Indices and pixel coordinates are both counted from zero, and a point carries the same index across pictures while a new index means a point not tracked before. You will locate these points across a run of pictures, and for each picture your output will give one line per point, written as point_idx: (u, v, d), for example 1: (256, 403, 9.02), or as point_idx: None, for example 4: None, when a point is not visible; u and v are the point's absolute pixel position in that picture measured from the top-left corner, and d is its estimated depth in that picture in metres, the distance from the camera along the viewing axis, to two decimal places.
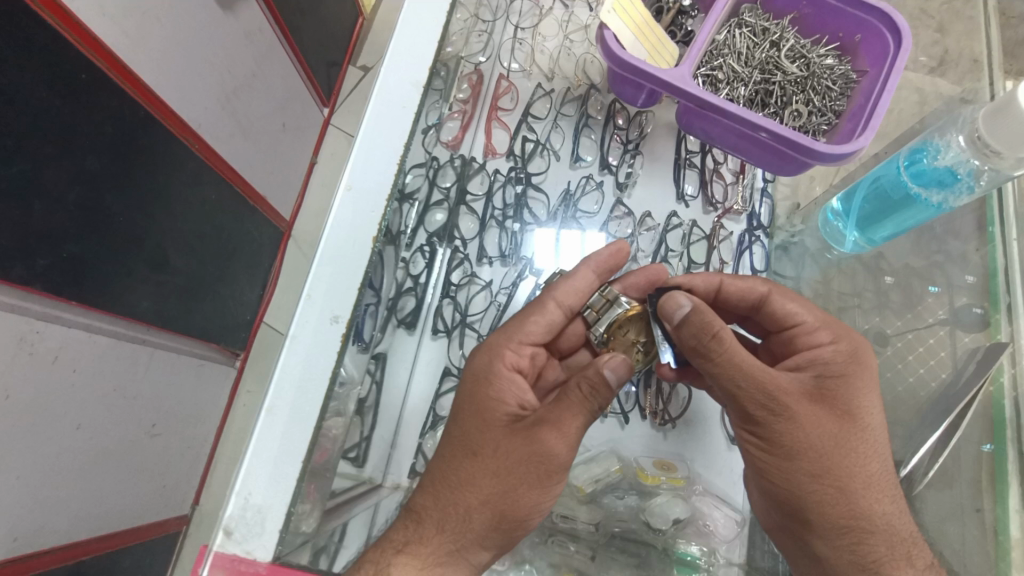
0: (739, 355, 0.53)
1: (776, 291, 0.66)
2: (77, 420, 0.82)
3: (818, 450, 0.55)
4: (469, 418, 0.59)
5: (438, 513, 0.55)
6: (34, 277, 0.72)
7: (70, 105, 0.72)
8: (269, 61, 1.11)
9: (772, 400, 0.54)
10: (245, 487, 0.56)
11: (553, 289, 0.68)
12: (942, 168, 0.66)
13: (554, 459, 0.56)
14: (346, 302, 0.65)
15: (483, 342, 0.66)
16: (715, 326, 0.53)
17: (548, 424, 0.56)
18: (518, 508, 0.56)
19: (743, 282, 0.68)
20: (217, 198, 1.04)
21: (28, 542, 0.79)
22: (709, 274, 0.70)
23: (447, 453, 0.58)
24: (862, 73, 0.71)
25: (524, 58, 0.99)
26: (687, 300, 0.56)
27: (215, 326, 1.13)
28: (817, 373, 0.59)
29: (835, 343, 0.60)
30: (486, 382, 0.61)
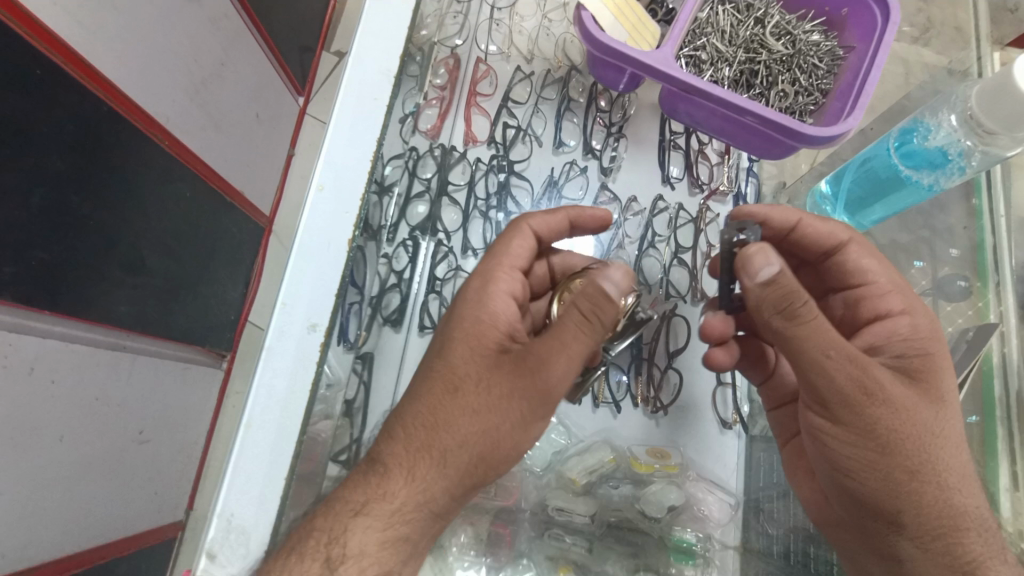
0: (830, 325, 0.51)
1: (858, 239, 0.68)
2: (59, 431, 0.79)
3: (916, 439, 0.53)
4: (461, 356, 0.55)
5: (405, 453, 0.53)
6: (2, 287, 0.69)
7: (26, 104, 0.68)
8: (238, 50, 1.07)
9: (868, 383, 0.52)
10: (229, 508, 0.59)
11: (529, 217, 0.69)
12: (933, 149, 0.65)
13: (547, 387, 0.53)
14: (324, 309, 0.66)
15: (478, 271, 0.63)
16: (806, 292, 0.50)
17: (540, 367, 0.53)
18: (497, 446, 0.53)
19: (826, 226, 0.69)
20: (192, 195, 1.01)
21: (18, 557, 0.77)
22: (788, 210, 0.71)
23: (427, 390, 0.54)
24: (848, 49, 0.70)
25: (501, 40, 0.96)
26: (777, 258, 0.51)
27: (199, 328, 1.10)
28: (897, 355, 0.59)
29: (912, 319, 0.61)
30: (483, 317, 0.57)
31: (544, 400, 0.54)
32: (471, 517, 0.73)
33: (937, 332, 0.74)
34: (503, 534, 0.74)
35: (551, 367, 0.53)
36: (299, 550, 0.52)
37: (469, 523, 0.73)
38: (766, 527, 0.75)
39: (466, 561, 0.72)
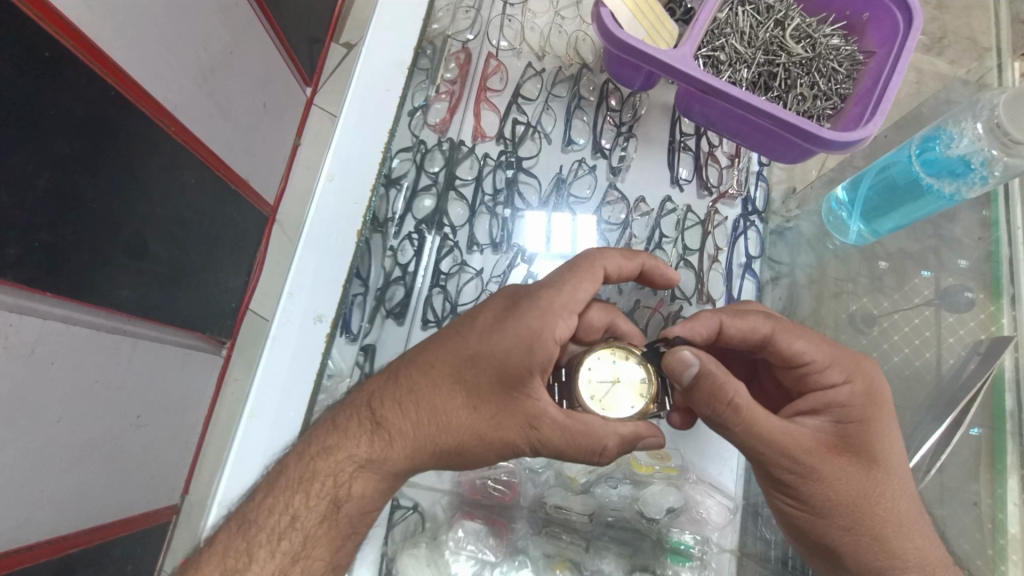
0: (759, 420, 0.50)
1: (781, 329, 0.57)
2: (59, 413, 0.79)
3: (849, 502, 0.51)
4: (490, 372, 0.54)
5: (410, 429, 0.54)
6: (6, 268, 0.69)
7: (35, 84, 0.68)
8: (247, 37, 1.06)
9: (795, 462, 0.51)
10: (227, 490, 0.66)
11: (606, 256, 0.60)
12: (955, 157, 0.65)
13: (509, 364, 0.53)
14: (331, 301, 0.73)
15: (536, 297, 0.55)
16: (728, 393, 0.50)
17: (559, 436, 0.54)
18: (450, 420, 0.54)
19: (745, 321, 0.58)
20: (197, 181, 1.00)
21: (14, 537, 0.77)
22: (707, 315, 0.59)
23: (451, 393, 0.54)
24: (869, 54, 0.69)
25: (513, 35, 0.95)
26: (693, 359, 0.52)
27: (200, 315, 1.10)
28: (835, 418, 0.53)
29: (849, 382, 0.54)
30: (527, 351, 0.53)
31: (507, 383, 0.54)
32: (470, 511, 0.74)
33: (937, 342, 0.75)
34: (500, 529, 0.74)
35: (570, 431, 0.54)
36: (301, 488, 0.52)
37: (467, 518, 0.73)
38: (763, 531, 0.74)
39: (463, 555, 0.72)
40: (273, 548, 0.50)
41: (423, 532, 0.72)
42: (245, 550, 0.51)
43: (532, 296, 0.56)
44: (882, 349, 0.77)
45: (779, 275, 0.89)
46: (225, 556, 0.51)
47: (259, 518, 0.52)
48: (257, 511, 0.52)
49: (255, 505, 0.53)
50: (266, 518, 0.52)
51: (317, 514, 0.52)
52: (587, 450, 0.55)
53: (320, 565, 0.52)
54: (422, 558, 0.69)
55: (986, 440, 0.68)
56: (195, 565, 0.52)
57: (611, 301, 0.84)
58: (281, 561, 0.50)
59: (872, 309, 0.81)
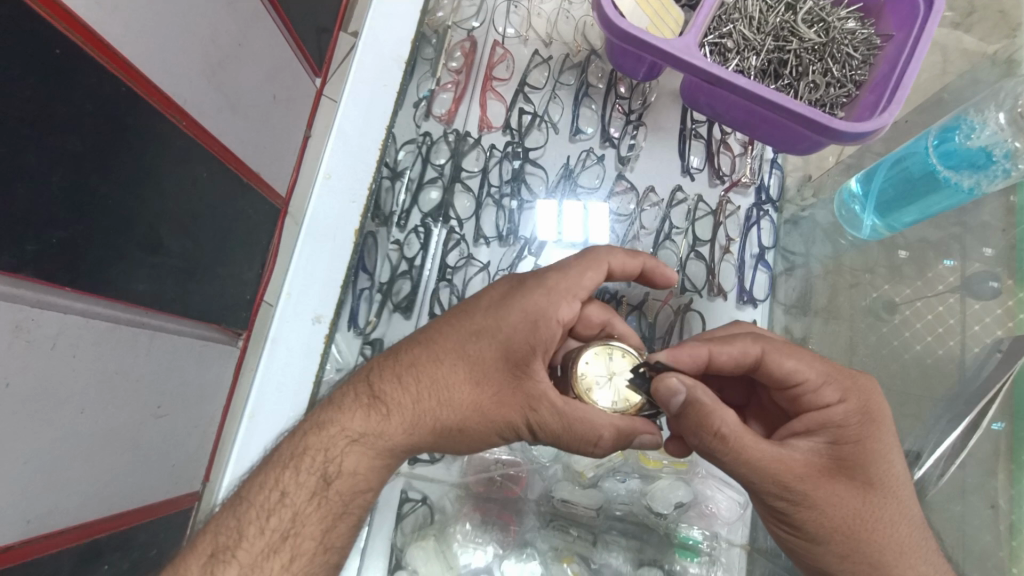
0: (745, 445, 0.50)
1: (771, 350, 0.55)
2: (81, 404, 0.81)
3: (845, 526, 0.49)
4: (494, 347, 0.54)
5: (408, 402, 0.54)
6: (24, 263, 0.70)
7: (46, 82, 0.68)
8: (254, 28, 1.06)
9: (785, 487, 0.50)
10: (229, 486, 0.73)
11: (611, 253, 0.60)
12: (975, 148, 0.62)
13: (512, 342, 0.54)
14: (329, 304, 0.76)
15: (542, 278, 0.57)
16: (714, 423, 0.50)
17: (562, 416, 0.53)
18: (448, 398, 0.53)
19: (733, 347, 0.56)
20: (209, 175, 1.01)
21: (41, 524, 0.79)
22: (694, 345, 0.56)
23: (453, 367, 0.54)
24: (886, 37, 0.66)
25: (519, 22, 0.93)
26: (681, 386, 0.51)
27: (215, 306, 1.11)
28: (829, 439, 0.52)
29: (843, 401, 0.53)
30: (533, 327, 0.54)
31: (507, 361, 0.54)
32: (477, 505, 0.75)
33: (961, 331, 0.71)
34: (507, 524, 0.75)
35: (569, 415, 0.53)
36: (291, 463, 0.52)
37: (474, 512, 0.74)
38: None
39: (472, 546, 0.73)
40: (262, 524, 0.50)
41: (431, 525, 0.73)
42: (236, 527, 0.51)
43: (540, 276, 0.57)
44: (903, 338, 0.75)
45: (793, 266, 0.88)
46: (216, 533, 0.51)
47: (250, 493, 0.52)
48: (249, 487, 0.53)
49: (249, 481, 0.54)
50: (257, 494, 0.52)
51: (307, 491, 0.51)
52: (582, 437, 0.54)
53: (310, 545, 0.50)
54: (430, 552, 0.71)
55: (1006, 435, 0.65)
56: (190, 543, 0.52)
57: (620, 294, 0.83)
58: (270, 538, 0.50)
59: (894, 297, 0.78)
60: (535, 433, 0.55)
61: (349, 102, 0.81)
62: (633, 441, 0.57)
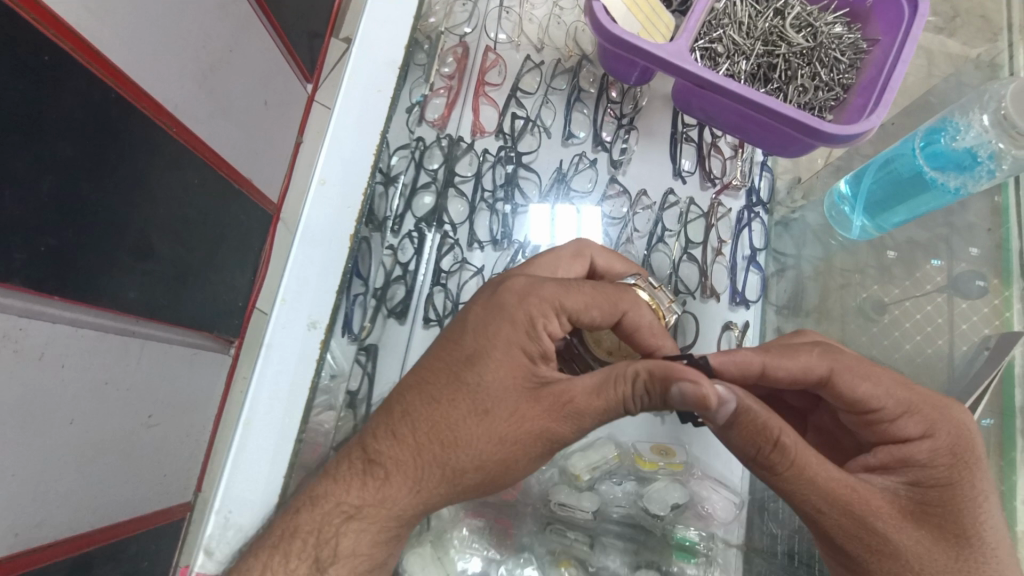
0: (810, 474, 0.48)
1: (841, 367, 0.55)
2: (71, 414, 0.80)
3: None
4: (493, 370, 0.54)
5: (408, 458, 0.54)
6: (13, 272, 0.69)
7: (36, 89, 0.68)
8: (246, 35, 1.06)
9: (869, 530, 0.49)
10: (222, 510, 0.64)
11: (638, 306, 0.59)
12: (961, 150, 0.64)
13: (510, 366, 0.54)
14: (325, 308, 0.71)
15: (535, 287, 0.56)
16: (771, 431, 0.48)
17: (578, 408, 0.52)
18: (457, 438, 0.53)
19: (796, 359, 0.56)
20: (200, 182, 1.00)
21: (31, 537, 0.78)
22: (751, 352, 0.56)
23: (452, 404, 0.54)
24: (872, 42, 0.67)
25: (511, 27, 0.94)
26: (731, 394, 0.48)
27: (207, 314, 1.11)
28: (911, 481, 0.52)
29: (929, 438, 0.53)
30: (528, 340, 0.55)
31: (513, 382, 0.54)
32: (474, 510, 0.74)
33: (949, 329, 0.72)
34: (504, 528, 0.75)
35: (596, 406, 0.52)
36: (282, 547, 0.55)
37: (472, 517, 0.74)
38: (770, 527, 0.75)
39: (470, 553, 0.73)
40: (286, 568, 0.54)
41: (427, 531, 0.72)
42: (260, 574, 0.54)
43: (530, 285, 0.57)
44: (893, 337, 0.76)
45: (784, 267, 0.88)
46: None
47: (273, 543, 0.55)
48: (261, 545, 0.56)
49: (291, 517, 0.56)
50: (288, 544, 0.55)
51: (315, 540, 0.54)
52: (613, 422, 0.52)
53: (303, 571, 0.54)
54: (427, 558, 0.69)
55: (995, 431, 0.67)
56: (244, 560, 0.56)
57: None
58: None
59: (883, 297, 0.79)
60: (573, 436, 0.53)
61: (342, 105, 0.76)
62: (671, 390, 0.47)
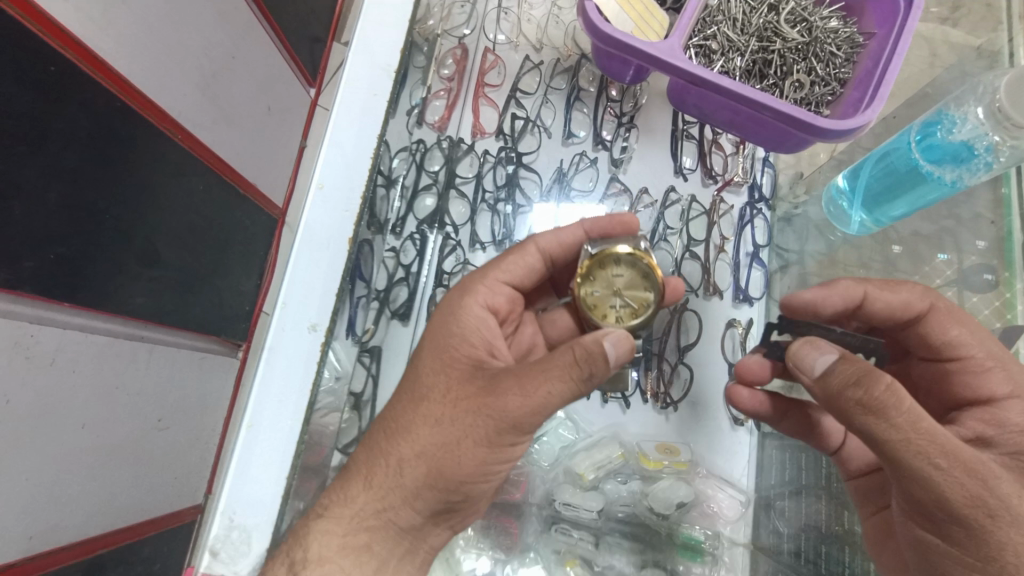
0: (923, 422, 0.44)
1: (941, 306, 0.59)
2: (82, 419, 0.81)
3: None
4: (431, 360, 0.57)
5: (366, 457, 0.56)
6: (22, 280, 0.70)
7: (41, 100, 0.69)
8: (248, 42, 1.07)
9: (986, 493, 0.43)
10: (228, 510, 0.65)
11: (536, 233, 0.66)
12: (957, 142, 0.63)
13: (446, 353, 0.57)
14: (325, 311, 0.72)
15: (462, 283, 0.64)
16: (881, 374, 0.45)
17: (507, 377, 0.51)
18: (401, 429, 0.54)
19: (896, 294, 0.60)
20: (206, 188, 1.02)
21: (45, 540, 0.79)
22: (853, 283, 0.62)
23: (399, 399, 0.56)
24: (869, 36, 0.67)
25: (510, 28, 0.94)
26: (831, 346, 0.48)
27: (215, 318, 1.12)
28: (1010, 449, 0.49)
29: (1016, 401, 0.52)
30: (456, 324, 0.58)
31: (450, 368, 0.55)
32: None
33: None
34: (510, 528, 0.74)
35: (520, 375, 0.50)
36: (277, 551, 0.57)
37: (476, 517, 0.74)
38: (776, 524, 0.74)
39: (477, 553, 0.73)
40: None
41: None
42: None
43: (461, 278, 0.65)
44: None
45: (788, 263, 0.87)
46: None
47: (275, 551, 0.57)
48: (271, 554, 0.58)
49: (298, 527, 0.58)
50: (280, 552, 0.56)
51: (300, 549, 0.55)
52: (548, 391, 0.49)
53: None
54: None
55: None
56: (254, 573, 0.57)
57: None
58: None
59: None
60: (509, 413, 0.50)
61: (342, 107, 0.77)
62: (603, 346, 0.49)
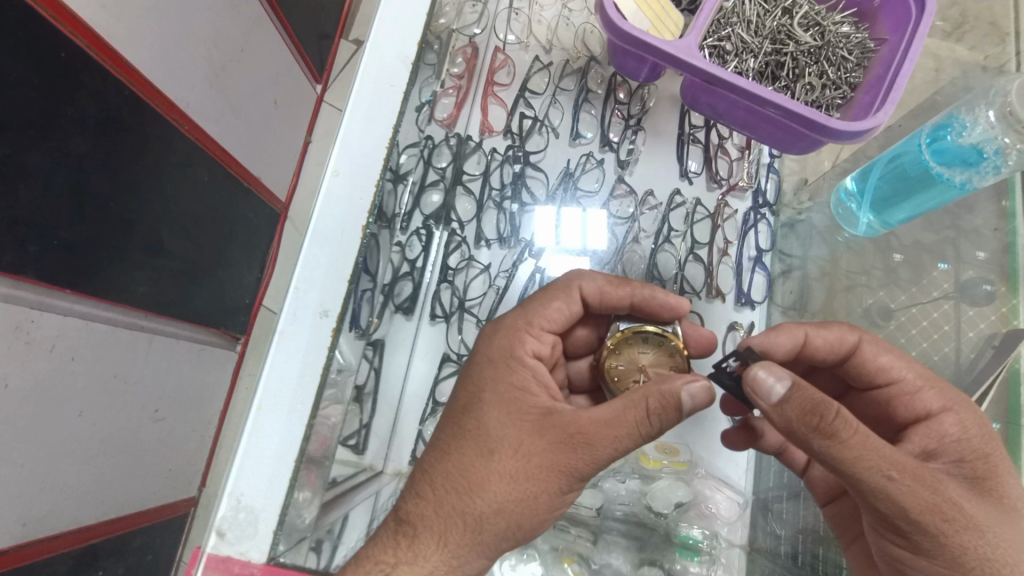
0: (870, 444, 0.44)
1: (868, 339, 0.59)
2: (79, 407, 0.81)
3: (1011, 558, 0.44)
4: (496, 409, 0.53)
5: (432, 515, 0.50)
6: (25, 265, 0.70)
7: (49, 85, 0.69)
8: (257, 35, 1.07)
9: (940, 503, 0.44)
10: (236, 488, 0.58)
11: (582, 276, 0.64)
12: (967, 145, 0.63)
13: (512, 400, 0.53)
14: (335, 295, 0.66)
15: (500, 324, 0.61)
16: (832, 404, 0.43)
17: (586, 432, 0.49)
18: (474, 483, 0.50)
19: (831, 332, 0.60)
20: (210, 179, 1.02)
21: (38, 528, 0.79)
22: (792, 327, 0.61)
23: (462, 450, 0.52)
24: (880, 41, 0.67)
25: (520, 29, 0.95)
26: (785, 372, 0.45)
27: (215, 311, 1.12)
28: (954, 458, 0.51)
29: (949, 412, 0.53)
30: (510, 370, 0.56)
31: (520, 417, 0.52)
32: None
33: (956, 337, 0.71)
34: None
35: (605, 425, 0.49)
36: None
37: None
38: (774, 527, 0.75)
39: None
40: None
41: None
42: None
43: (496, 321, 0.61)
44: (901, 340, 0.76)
45: (790, 268, 0.88)
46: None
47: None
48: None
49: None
50: None
51: None
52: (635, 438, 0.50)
53: None
54: None
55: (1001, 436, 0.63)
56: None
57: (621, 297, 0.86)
58: None
59: (889, 304, 0.78)
60: (592, 464, 0.49)
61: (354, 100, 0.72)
62: (683, 396, 0.49)
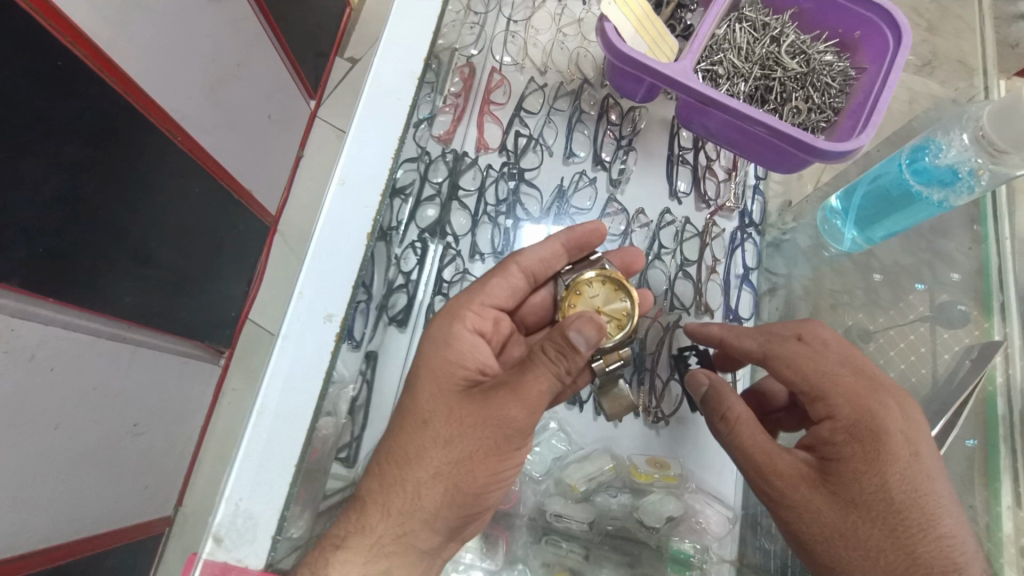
0: (740, 433, 0.59)
1: (805, 333, 0.64)
2: (56, 420, 0.79)
3: (832, 535, 0.53)
4: (430, 385, 0.58)
5: (378, 489, 0.55)
6: (9, 272, 0.70)
7: (46, 92, 0.69)
8: (256, 50, 1.08)
9: (769, 480, 0.56)
10: (235, 492, 0.57)
11: (522, 253, 0.70)
12: (944, 166, 0.67)
13: (444, 373, 0.59)
14: (339, 301, 0.66)
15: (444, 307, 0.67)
16: (725, 402, 0.62)
17: (503, 392, 0.56)
18: (413, 455, 0.55)
19: (750, 335, 0.66)
20: (202, 190, 1.01)
21: (5, 546, 0.76)
22: (720, 328, 0.70)
23: (403, 428, 0.57)
24: (861, 69, 0.72)
25: (516, 51, 0.98)
26: (706, 379, 0.67)
27: (199, 323, 1.10)
28: (825, 452, 0.56)
29: (839, 414, 0.56)
30: (446, 349, 0.61)
31: (451, 388, 0.58)
32: None
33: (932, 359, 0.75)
34: (499, 540, 0.73)
35: (524, 386, 0.56)
36: None
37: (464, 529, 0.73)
38: (762, 542, 0.75)
39: (460, 565, 0.72)
40: None
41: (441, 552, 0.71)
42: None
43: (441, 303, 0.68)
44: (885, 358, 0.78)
45: (776, 286, 0.90)
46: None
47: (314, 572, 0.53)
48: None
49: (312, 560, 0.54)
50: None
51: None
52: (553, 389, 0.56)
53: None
54: None
55: (979, 451, 0.68)
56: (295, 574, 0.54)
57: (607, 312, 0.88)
58: None
59: (867, 326, 0.81)
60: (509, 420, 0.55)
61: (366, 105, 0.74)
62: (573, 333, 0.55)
